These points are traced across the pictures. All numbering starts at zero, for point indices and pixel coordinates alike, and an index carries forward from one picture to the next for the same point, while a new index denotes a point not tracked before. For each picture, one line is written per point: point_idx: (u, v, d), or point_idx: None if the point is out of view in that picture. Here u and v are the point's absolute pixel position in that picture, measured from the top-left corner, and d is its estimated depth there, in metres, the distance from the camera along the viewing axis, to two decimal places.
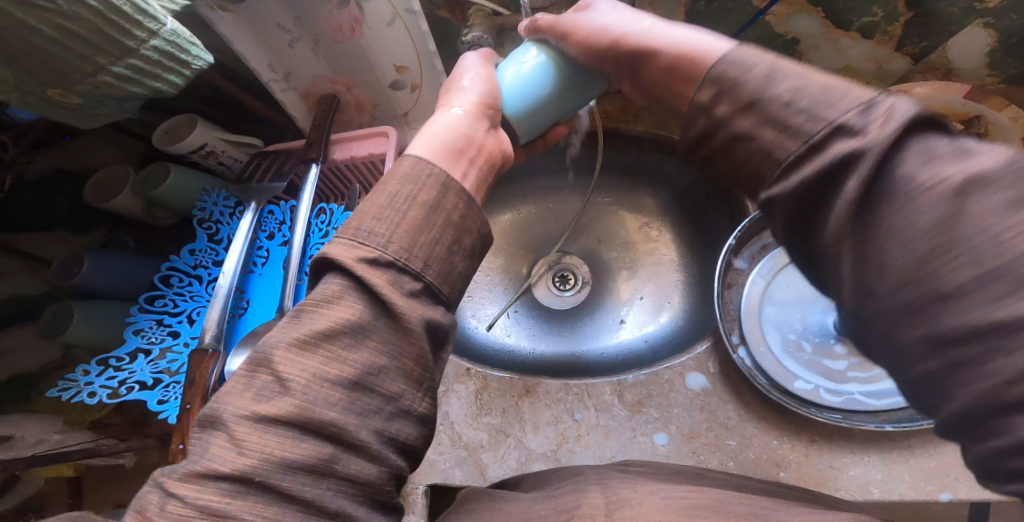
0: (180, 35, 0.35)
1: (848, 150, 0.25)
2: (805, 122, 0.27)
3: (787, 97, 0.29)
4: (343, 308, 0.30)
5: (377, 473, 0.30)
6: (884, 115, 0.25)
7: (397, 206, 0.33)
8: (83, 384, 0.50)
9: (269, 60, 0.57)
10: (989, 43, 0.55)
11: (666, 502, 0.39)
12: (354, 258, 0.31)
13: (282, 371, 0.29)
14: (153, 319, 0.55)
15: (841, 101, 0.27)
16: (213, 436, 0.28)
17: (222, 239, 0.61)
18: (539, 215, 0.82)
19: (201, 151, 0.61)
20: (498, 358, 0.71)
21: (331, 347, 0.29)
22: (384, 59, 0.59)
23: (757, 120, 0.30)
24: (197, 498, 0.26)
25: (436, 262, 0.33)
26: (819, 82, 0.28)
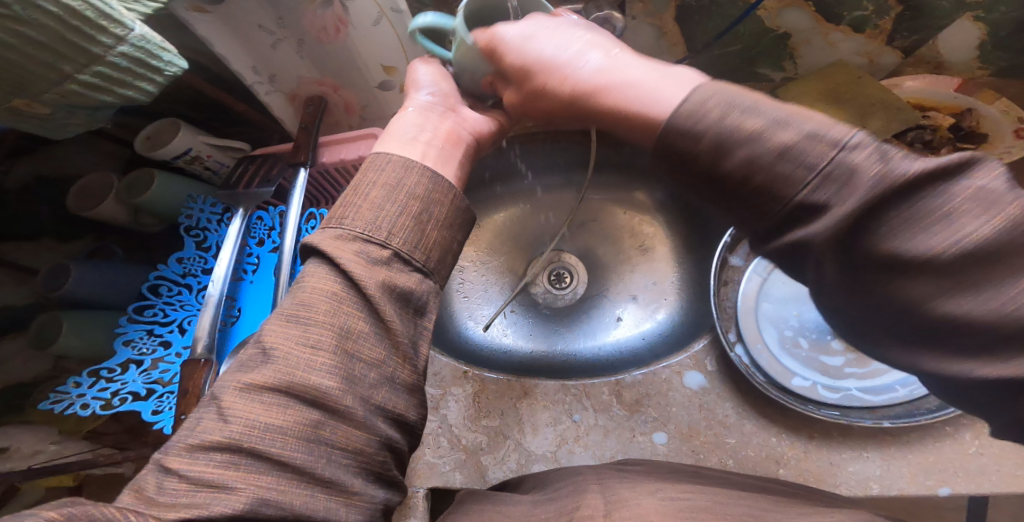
0: (148, 38, 0.34)
1: (819, 225, 0.25)
2: (769, 201, 0.27)
3: (746, 162, 0.26)
4: (319, 278, 0.31)
5: (369, 443, 0.29)
6: (845, 184, 0.24)
7: (361, 191, 0.34)
8: (75, 396, 0.49)
9: (252, 62, 0.56)
10: (979, 36, 0.55)
11: (664, 503, 0.38)
12: (327, 240, 0.32)
13: (267, 341, 0.29)
14: (144, 330, 0.54)
15: (808, 159, 0.25)
16: (204, 412, 0.28)
17: (211, 246, 0.59)
18: (534, 213, 0.82)
19: (186, 157, 0.60)
20: (495, 360, 0.71)
21: (311, 314, 0.29)
22: (371, 59, 0.58)
23: (721, 193, 0.28)
24: (191, 472, 0.25)
25: (402, 231, 0.33)
26: (775, 139, 0.26)
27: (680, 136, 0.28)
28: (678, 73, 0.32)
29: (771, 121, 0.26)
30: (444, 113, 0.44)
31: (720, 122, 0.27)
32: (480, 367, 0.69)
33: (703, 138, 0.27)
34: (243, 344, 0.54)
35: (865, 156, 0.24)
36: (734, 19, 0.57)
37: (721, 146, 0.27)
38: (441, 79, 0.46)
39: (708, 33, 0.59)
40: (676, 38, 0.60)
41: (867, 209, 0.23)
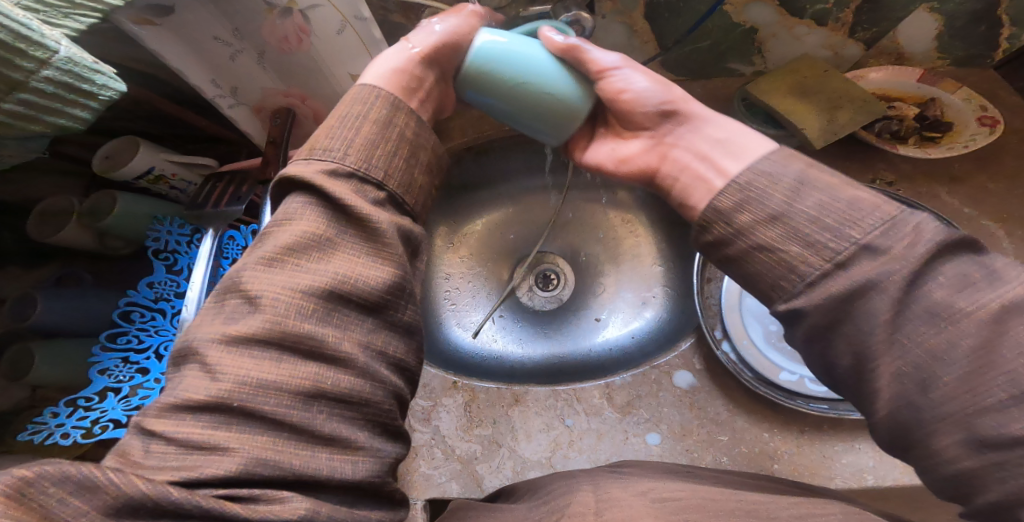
0: (76, 61, 0.32)
1: (871, 271, 0.27)
2: (832, 242, 0.29)
3: (817, 208, 0.30)
4: (306, 219, 0.30)
5: (373, 391, 0.29)
6: (910, 235, 0.28)
7: (349, 123, 0.35)
8: (53, 427, 0.47)
9: (211, 75, 0.54)
10: (936, 27, 0.57)
11: (655, 504, 0.37)
12: (314, 173, 0.32)
13: (252, 290, 0.28)
14: (120, 357, 0.51)
15: (868, 217, 0.29)
16: (187, 370, 0.27)
17: (183, 269, 0.57)
18: (516, 215, 0.81)
19: (150, 176, 0.58)
20: (485, 368, 0.69)
21: (300, 259, 0.29)
22: (337, 67, 0.57)
23: (781, 234, 0.31)
24: (178, 434, 0.24)
25: (397, 173, 0.35)
26: (847, 194, 0.30)
27: None
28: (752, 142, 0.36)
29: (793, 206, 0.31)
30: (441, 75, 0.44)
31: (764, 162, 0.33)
32: (470, 375, 0.67)
33: (781, 181, 0.32)
34: None
35: (927, 223, 0.28)
36: (702, 16, 0.57)
37: (798, 186, 0.31)
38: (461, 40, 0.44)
39: (677, 31, 0.59)
40: (645, 36, 0.60)
41: (925, 261, 0.27)
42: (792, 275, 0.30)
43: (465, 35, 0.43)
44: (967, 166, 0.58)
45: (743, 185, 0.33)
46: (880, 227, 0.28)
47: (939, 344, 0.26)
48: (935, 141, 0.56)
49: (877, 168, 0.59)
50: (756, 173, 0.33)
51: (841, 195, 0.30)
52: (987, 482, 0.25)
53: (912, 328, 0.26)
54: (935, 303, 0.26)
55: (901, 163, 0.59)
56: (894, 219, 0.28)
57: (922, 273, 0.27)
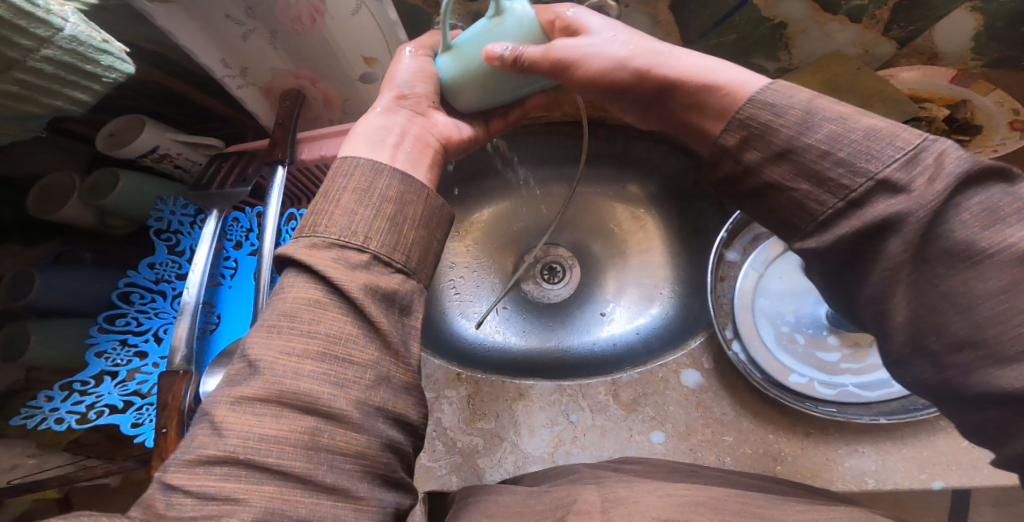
0: (81, 39, 0.32)
1: (893, 204, 0.24)
2: (848, 179, 0.25)
3: (830, 140, 0.26)
4: (298, 288, 0.29)
5: (370, 445, 0.27)
6: (934, 167, 0.24)
7: (331, 196, 0.33)
8: (47, 411, 0.46)
9: (221, 54, 0.52)
10: (976, 27, 0.55)
11: (662, 499, 0.37)
12: (298, 247, 0.31)
13: (252, 354, 0.28)
14: (117, 340, 0.51)
15: (888, 148, 0.25)
16: (198, 428, 0.27)
17: (185, 250, 0.56)
18: (523, 205, 0.80)
19: (154, 155, 0.56)
20: (489, 359, 0.69)
21: (294, 323, 0.28)
22: (351, 50, 0.55)
23: (790, 171, 0.27)
24: (192, 486, 0.24)
25: (379, 234, 0.31)
26: (862, 123, 0.26)
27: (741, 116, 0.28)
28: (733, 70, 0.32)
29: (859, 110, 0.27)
30: (410, 114, 0.43)
31: (811, 103, 0.27)
32: (474, 367, 0.67)
33: (788, 113, 0.27)
34: (223, 354, 0.51)
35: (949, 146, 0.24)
36: (730, 9, 0.56)
37: (804, 123, 0.27)
38: (419, 79, 0.44)
39: (703, 23, 0.58)
40: (670, 27, 0.59)
41: (948, 198, 0.23)
42: (804, 213, 0.27)
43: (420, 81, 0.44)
44: None
45: (746, 121, 0.29)
46: (903, 158, 0.24)
47: (958, 288, 0.23)
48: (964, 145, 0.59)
49: None
50: (756, 106, 0.28)
51: (858, 123, 0.26)
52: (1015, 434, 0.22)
53: (931, 271, 0.24)
54: (954, 242, 0.23)
55: None
56: (919, 148, 0.24)
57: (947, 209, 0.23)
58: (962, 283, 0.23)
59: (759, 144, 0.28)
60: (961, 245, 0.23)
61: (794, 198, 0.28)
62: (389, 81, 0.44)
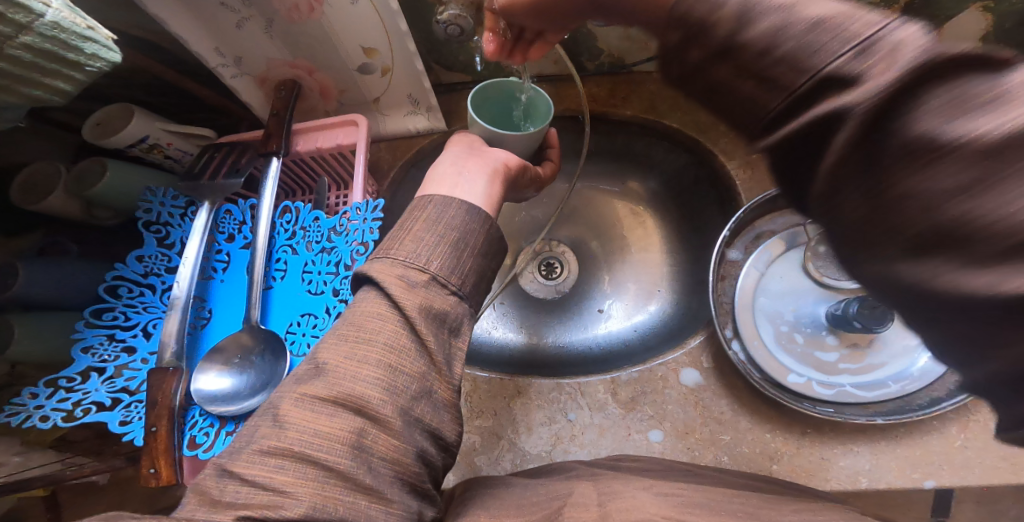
0: (64, 26, 0.30)
1: (842, 100, 0.22)
2: (789, 77, 0.24)
3: (771, 33, 0.24)
4: (370, 301, 0.31)
5: (406, 453, 0.27)
6: (887, 59, 0.21)
7: (405, 222, 0.34)
8: (32, 408, 0.45)
9: (214, 43, 0.51)
10: (985, 27, 0.55)
11: (659, 496, 0.37)
12: (372, 263, 0.32)
13: (320, 357, 0.29)
14: (104, 335, 0.50)
15: (832, 42, 0.23)
16: (261, 420, 0.27)
17: (174, 243, 0.55)
18: (525, 204, 0.80)
19: (143, 145, 0.54)
20: (488, 355, 0.68)
21: (359, 331, 0.29)
22: (350, 41, 0.53)
23: (732, 71, 0.27)
24: (250, 474, 0.24)
25: (441, 254, 0.32)
26: (812, 12, 0.24)
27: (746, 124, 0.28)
28: None
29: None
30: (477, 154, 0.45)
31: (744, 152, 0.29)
32: (473, 362, 0.66)
33: (723, 7, 0.26)
34: (215, 350, 0.50)
35: (909, 34, 0.21)
36: None
37: (744, 15, 0.25)
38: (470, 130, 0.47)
39: None
40: None
41: (902, 87, 0.20)
42: (759, 114, 0.27)
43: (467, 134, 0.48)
44: None
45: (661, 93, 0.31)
46: (854, 48, 0.22)
47: (921, 186, 0.20)
48: None
49: None
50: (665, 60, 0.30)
51: (807, 13, 0.24)
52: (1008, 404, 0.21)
53: (892, 169, 0.21)
54: (916, 136, 0.20)
55: None
56: (871, 39, 0.22)
57: (906, 104, 0.20)
58: (919, 181, 0.20)
59: (698, 41, 0.27)
60: (924, 138, 0.20)
61: (740, 98, 0.27)
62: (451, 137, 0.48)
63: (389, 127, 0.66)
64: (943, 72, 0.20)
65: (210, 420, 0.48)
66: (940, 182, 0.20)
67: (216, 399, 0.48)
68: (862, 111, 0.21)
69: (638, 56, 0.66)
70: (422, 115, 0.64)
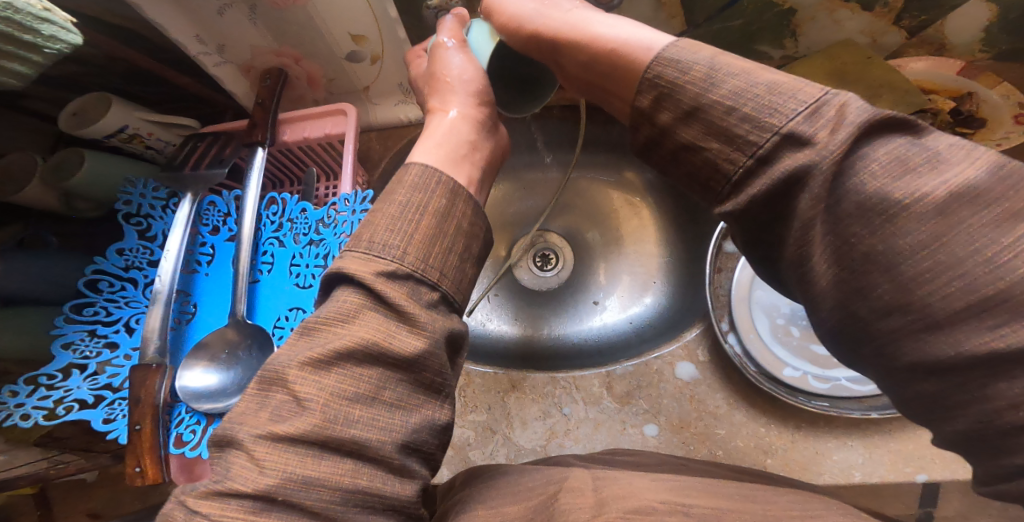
0: (17, 7, 0.29)
1: (801, 158, 0.23)
2: (755, 134, 0.25)
3: (733, 95, 0.26)
4: (363, 323, 0.27)
5: (404, 484, 0.27)
6: (835, 117, 0.23)
7: (406, 216, 0.31)
8: (13, 407, 0.44)
9: (195, 30, 0.49)
10: (989, 18, 0.53)
11: (654, 484, 0.36)
12: (372, 273, 0.29)
13: (299, 391, 0.26)
14: (85, 331, 0.48)
15: (791, 102, 0.24)
16: (233, 456, 0.26)
17: (156, 235, 0.54)
18: (519, 191, 0.79)
19: (122, 135, 0.52)
20: (480, 349, 0.68)
21: (348, 366, 0.27)
22: (337, 27, 0.51)
23: (700, 131, 0.27)
24: (220, 517, 0.24)
25: (452, 272, 0.32)
26: (764, 78, 0.25)
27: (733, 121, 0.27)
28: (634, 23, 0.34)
29: (760, 67, 0.26)
30: (484, 121, 0.43)
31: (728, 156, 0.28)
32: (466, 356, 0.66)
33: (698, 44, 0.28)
34: (200, 346, 0.49)
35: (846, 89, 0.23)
36: None
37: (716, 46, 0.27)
38: (471, 76, 0.44)
39: (709, 7, 0.57)
40: (675, 11, 0.58)
41: (849, 149, 0.22)
42: (719, 177, 0.27)
43: (475, 79, 0.44)
44: None
45: (653, 80, 0.29)
46: (806, 111, 0.24)
47: (876, 247, 0.22)
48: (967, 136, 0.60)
49: None
50: (663, 63, 0.29)
51: (761, 78, 0.26)
52: (956, 415, 0.22)
53: (847, 229, 0.22)
54: (867, 196, 0.22)
55: None
56: (820, 101, 0.24)
57: (848, 164, 0.22)
58: (882, 240, 0.21)
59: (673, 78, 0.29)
60: (875, 199, 0.22)
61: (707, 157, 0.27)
62: (444, 81, 0.44)
63: (379, 116, 0.64)
64: (873, 135, 0.22)
65: (196, 418, 0.47)
66: (901, 239, 0.21)
67: (202, 397, 0.47)
68: (822, 166, 0.22)
69: None
70: (413, 103, 0.62)
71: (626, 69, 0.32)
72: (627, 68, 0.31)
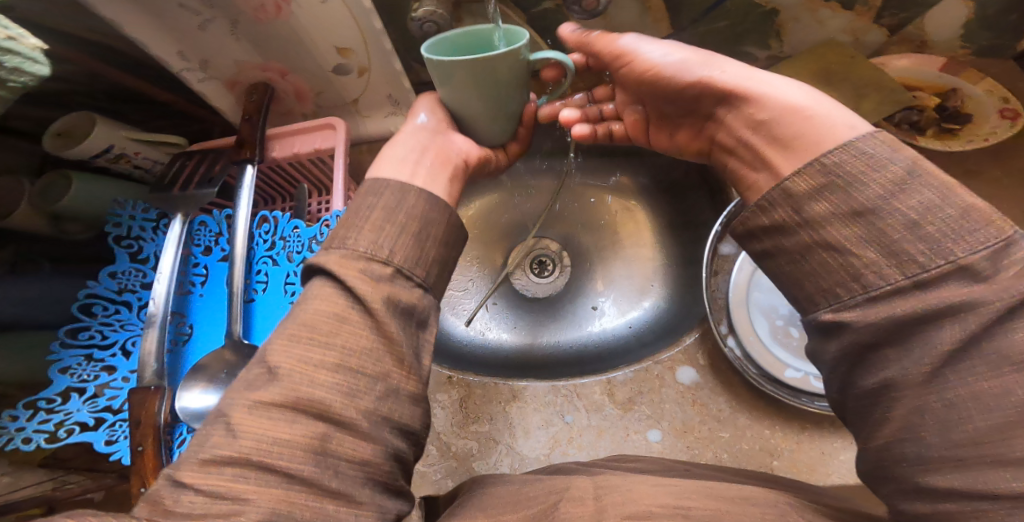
0: None
1: (973, 292, 0.22)
2: (923, 255, 0.23)
3: (921, 210, 0.24)
4: (324, 299, 0.28)
5: (377, 453, 0.26)
6: (1021, 264, 0.22)
7: (362, 213, 0.32)
8: (14, 431, 0.44)
9: (177, 47, 0.49)
10: (967, 14, 0.54)
11: (657, 487, 0.35)
12: (336, 259, 0.30)
13: (271, 361, 0.26)
14: (82, 356, 0.48)
15: (981, 232, 0.22)
16: (213, 427, 0.25)
17: (148, 258, 0.53)
18: (512, 199, 0.78)
19: (108, 155, 0.52)
20: (481, 358, 0.67)
21: (315, 334, 0.27)
22: (322, 41, 0.51)
23: (849, 209, 0.26)
24: (206, 485, 0.23)
25: (404, 247, 0.31)
26: (961, 199, 0.23)
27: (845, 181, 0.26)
28: (822, 98, 0.31)
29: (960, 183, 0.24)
30: (439, 134, 0.42)
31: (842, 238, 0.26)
32: (468, 368, 0.65)
33: None
34: (197, 369, 0.49)
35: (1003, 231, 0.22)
36: None
37: None
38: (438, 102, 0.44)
39: (693, 10, 0.57)
40: (660, 14, 0.58)
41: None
42: (855, 285, 0.25)
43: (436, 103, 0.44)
44: (982, 160, 0.57)
45: (831, 165, 0.27)
46: (992, 248, 0.22)
47: (992, 390, 0.21)
48: (955, 134, 0.54)
49: None
50: (850, 152, 0.26)
51: (957, 198, 0.23)
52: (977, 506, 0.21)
53: (967, 369, 0.22)
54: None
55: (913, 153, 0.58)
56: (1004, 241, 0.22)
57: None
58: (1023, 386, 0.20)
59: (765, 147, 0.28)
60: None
61: (814, 223, 0.27)
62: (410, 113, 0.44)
63: (369, 129, 0.64)
64: None
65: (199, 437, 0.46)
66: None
67: (201, 417, 0.46)
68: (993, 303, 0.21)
69: None
70: (403, 115, 0.62)
71: (799, 135, 0.30)
72: (811, 143, 0.29)
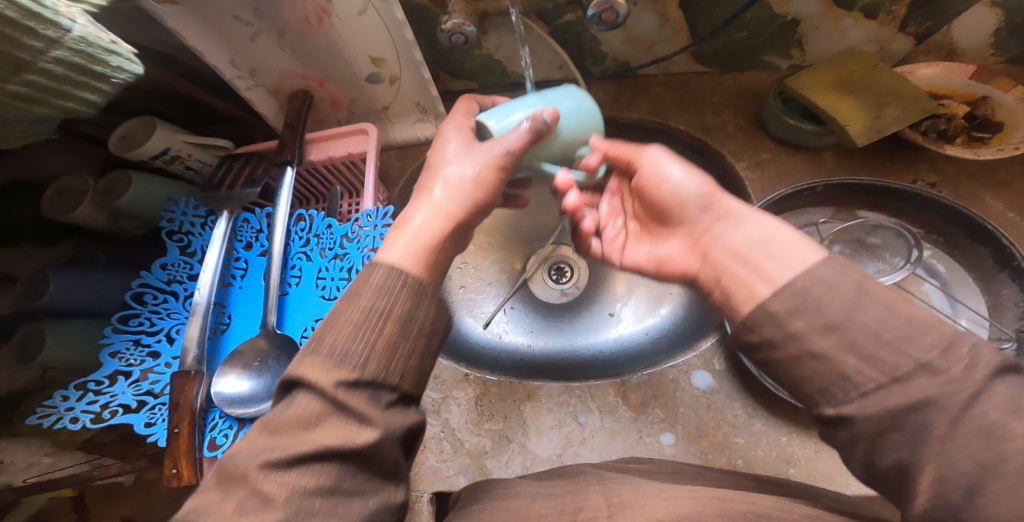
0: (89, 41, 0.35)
1: (934, 387, 0.23)
2: (891, 357, 0.25)
3: (880, 322, 0.25)
4: (325, 429, 0.27)
5: None
6: (970, 358, 0.24)
7: (373, 321, 0.30)
8: (63, 410, 0.47)
9: (230, 56, 0.54)
10: (995, 22, 0.54)
11: (672, 502, 0.35)
12: (333, 382, 0.28)
13: (261, 490, 0.25)
14: (130, 340, 0.52)
15: (927, 337, 0.24)
16: None
17: (196, 251, 0.57)
18: (533, 204, 0.80)
19: (165, 157, 0.56)
20: (496, 359, 0.69)
21: (313, 464, 0.26)
22: (358, 51, 0.55)
23: (814, 324, 0.26)
24: None
25: (412, 373, 0.31)
26: (907, 310, 0.25)
27: (801, 293, 0.27)
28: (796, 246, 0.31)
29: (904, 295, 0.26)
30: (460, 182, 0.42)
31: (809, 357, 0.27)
32: (481, 367, 0.67)
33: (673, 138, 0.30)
34: (235, 354, 0.52)
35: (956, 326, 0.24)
36: (741, 6, 0.56)
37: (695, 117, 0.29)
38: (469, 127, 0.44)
39: (712, 21, 0.59)
40: (679, 26, 0.60)
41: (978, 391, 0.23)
42: (845, 385, 0.26)
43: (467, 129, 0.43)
44: (1014, 169, 0.56)
45: (800, 290, 0.28)
46: (942, 347, 0.24)
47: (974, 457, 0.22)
48: (982, 142, 0.53)
49: (918, 169, 0.57)
50: (813, 279, 0.27)
51: (903, 310, 0.25)
52: None
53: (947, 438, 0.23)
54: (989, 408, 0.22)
55: (940, 162, 0.57)
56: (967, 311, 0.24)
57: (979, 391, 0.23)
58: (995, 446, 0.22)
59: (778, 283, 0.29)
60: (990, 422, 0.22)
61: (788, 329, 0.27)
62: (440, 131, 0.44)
63: (397, 135, 0.67)
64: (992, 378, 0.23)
65: (229, 422, 0.49)
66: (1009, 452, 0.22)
67: (235, 403, 0.49)
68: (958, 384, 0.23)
69: (643, 59, 0.66)
70: (430, 122, 0.66)
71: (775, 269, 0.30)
72: (786, 268, 0.29)
